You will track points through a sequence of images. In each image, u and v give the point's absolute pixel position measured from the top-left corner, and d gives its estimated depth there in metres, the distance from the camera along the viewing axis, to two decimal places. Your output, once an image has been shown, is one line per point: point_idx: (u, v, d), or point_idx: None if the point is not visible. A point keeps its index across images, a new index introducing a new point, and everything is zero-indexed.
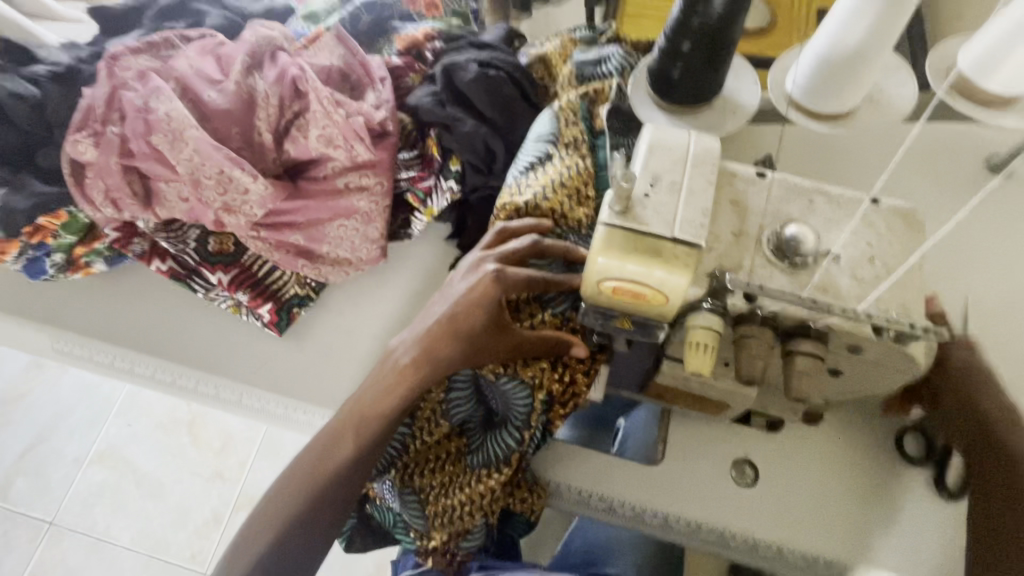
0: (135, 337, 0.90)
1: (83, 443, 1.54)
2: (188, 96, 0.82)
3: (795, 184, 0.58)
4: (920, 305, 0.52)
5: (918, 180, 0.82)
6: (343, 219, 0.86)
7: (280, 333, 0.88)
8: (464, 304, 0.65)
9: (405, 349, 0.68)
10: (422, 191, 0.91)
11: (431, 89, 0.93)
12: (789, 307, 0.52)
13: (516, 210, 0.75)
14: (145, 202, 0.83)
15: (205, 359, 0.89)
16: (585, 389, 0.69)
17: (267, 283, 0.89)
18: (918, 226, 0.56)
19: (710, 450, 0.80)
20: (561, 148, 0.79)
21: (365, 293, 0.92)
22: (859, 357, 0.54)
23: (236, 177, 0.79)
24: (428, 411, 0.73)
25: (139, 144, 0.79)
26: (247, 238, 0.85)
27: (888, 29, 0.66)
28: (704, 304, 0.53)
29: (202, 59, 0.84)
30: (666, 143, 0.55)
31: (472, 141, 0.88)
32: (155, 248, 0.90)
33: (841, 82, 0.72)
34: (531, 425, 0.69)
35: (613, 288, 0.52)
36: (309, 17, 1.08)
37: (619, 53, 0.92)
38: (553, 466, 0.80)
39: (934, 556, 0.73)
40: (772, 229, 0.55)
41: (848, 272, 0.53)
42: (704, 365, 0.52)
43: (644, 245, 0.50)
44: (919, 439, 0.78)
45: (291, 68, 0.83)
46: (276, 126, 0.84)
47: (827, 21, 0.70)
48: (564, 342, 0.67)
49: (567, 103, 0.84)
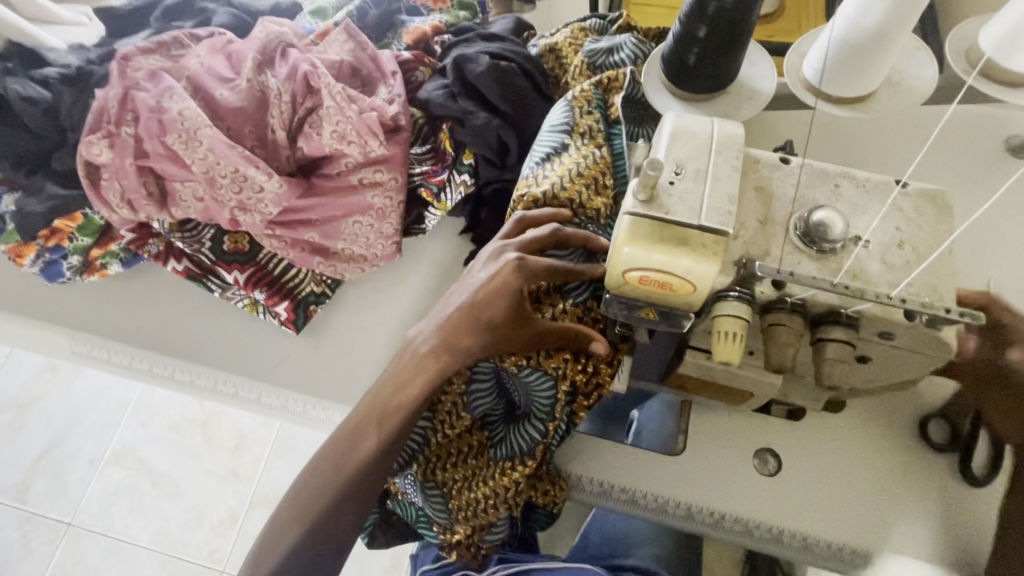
0: (153, 338, 0.91)
1: (98, 444, 1.55)
2: (201, 94, 0.81)
3: (820, 169, 0.57)
4: (952, 289, 0.51)
5: (940, 164, 0.81)
6: (358, 216, 0.86)
7: (297, 331, 0.88)
8: (484, 295, 0.64)
9: (425, 338, 0.67)
10: (435, 186, 0.90)
11: (442, 82, 0.92)
12: (818, 294, 0.51)
13: (534, 201, 0.74)
14: (160, 203, 0.83)
15: (223, 358, 0.89)
16: (609, 379, 0.69)
17: (283, 281, 0.89)
18: (946, 209, 0.55)
19: (733, 440, 0.80)
20: (575, 138, 0.79)
21: (381, 289, 0.92)
22: (889, 344, 0.53)
23: (251, 176, 0.79)
24: (448, 405, 0.73)
25: (153, 144, 0.78)
26: (263, 237, 0.85)
27: (909, 10, 0.65)
28: (732, 292, 0.53)
29: (213, 58, 0.84)
30: (689, 130, 0.54)
31: (485, 134, 0.87)
32: (170, 249, 0.90)
33: (863, 66, 0.70)
34: (555, 417, 0.69)
35: (639, 277, 0.52)
36: (316, 13, 1.08)
37: (632, 41, 0.90)
38: (575, 459, 0.80)
39: (962, 544, 0.72)
40: (799, 214, 0.54)
41: (878, 258, 0.52)
42: (733, 353, 0.52)
43: (670, 234, 0.50)
44: (945, 427, 0.77)
45: (303, 65, 0.82)
46: (289, 123, 0.83)
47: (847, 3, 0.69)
48: (584, 335, 0.66)
49: (581, 92, 0.83)
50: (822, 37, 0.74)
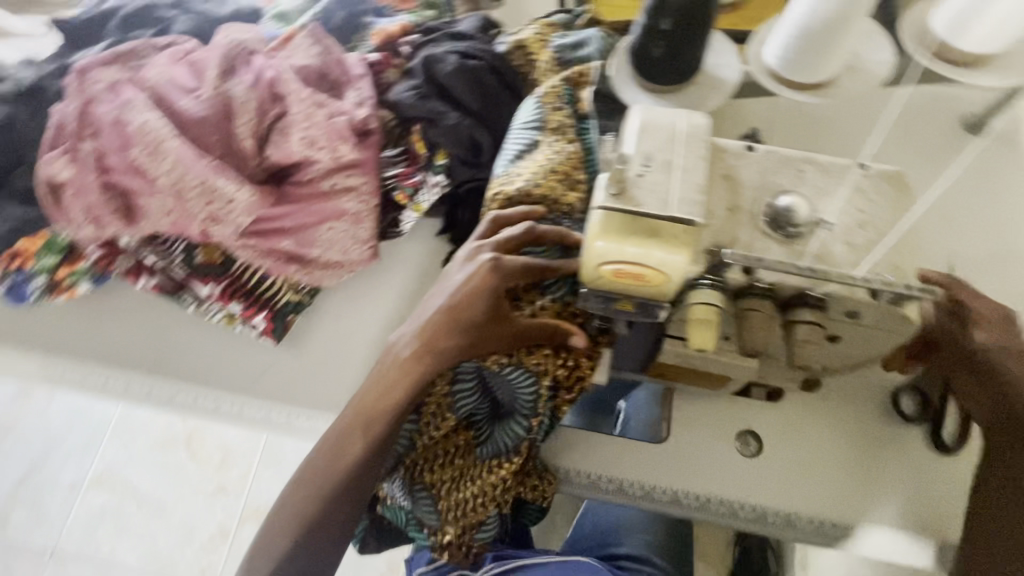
0: (128, 357, 0.89)
1: (80, 467, 1.52)
2: (163, 106, 0.79)
3: (784, 155, 0.58)
4: (913, 266, 0.53)
5: (900, 146, 0.85)
6: (333, 222, 0.85)
7: (276, 341, 0.87)
8: (462, 296, 0.66)
9: (405, 342, 0.68)
10: (409, 188, 0.89)
11: (412, 83, 0.91)
12: (786, 278, 0.52)
13: (508, 199, 0.75)
14: (126, 219, 0.79)
15: (203, 373, 0.88)
16: (590, 372, 0.69)
17: (260, 292, 0.87)
18: (905, 189, 0.57)
19: (715, 424, 0.81)
20: (547, 134, 0.79)
21: (359, 294, 0.91)
22: (856, 323, 0.55)
23: (220, 186, 0.79)
24: (433, 406, 0.73)
25: (116, 158, 0.77)
26: (236, 248, 0.83)
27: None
28: (704, 280, 0.54)
29: (174, 67, 0.82)
30: (656, 123, 0.55)
31: (457, 133, 0.88)
32: (141, 265, 0.88)
33: (825, 48, 0.72)
34: (539, 412, 0.69)
35: (613, 271, 0.53)
36: (280, 17, 1.06)
37: (598, 36, 0.91)
38: (562, 453, 0.81)
39: (926, 509, 0.76)
40: (765, 201, 0.55)
41: (842, 239, 0.54)
42: (706, 341, 0.53)
43: (641, 226, 0.51)
44: (916, 398, 0.79)
45: (268, 72, 0.83)
46: (257, 131, 0.82)
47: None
48: (563, 330, 0.67)
49: (550, 88, 0.84)
50: (782, 24, 0.75)
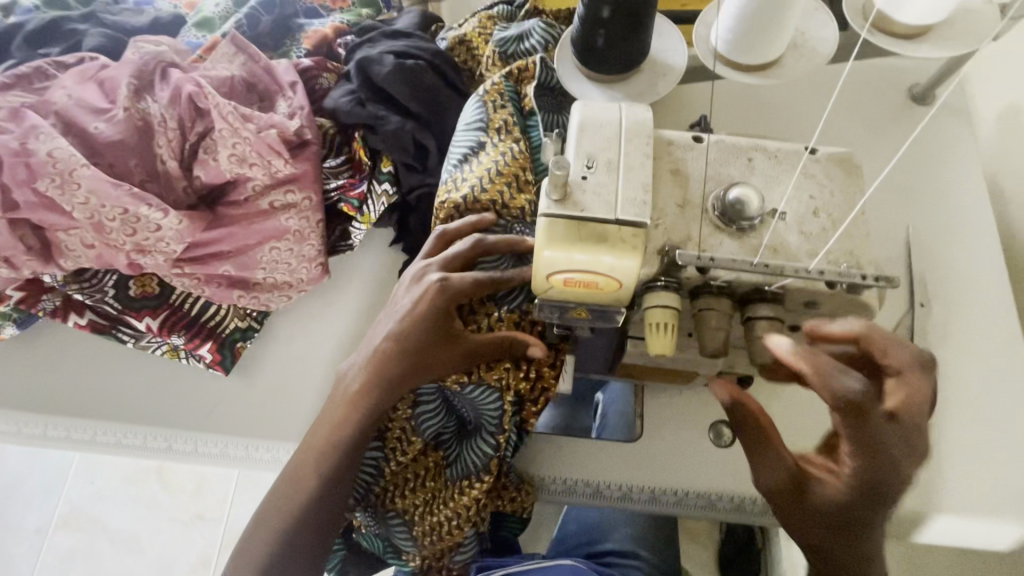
0: (65, 402, 0.82)
1: (43, 511, 1.44)
2: (73, 131, 0.73)
3: (732, 143, 0.56)
4: (868, 251, 0.51)
5: (851, 123, 0.86)
6: (274, 241, 0.80)
7: (226, 372, 0.82)
8: (409, 321, 0.61)
9: (354, 376, 0.63)
10: (355, 199, 0.85)
11: (348, 88, 0.87)
12: (743, 276, 0.50)
13: (455, 207, 0.71)
14: (44, 256, 0.73)
15: (148, 413, 0.82)
16: (553, 382, 0.68)
17: (203, 320, 0.83)
18: (855, 171, 0.55)
19: (688, 418, 0.80)
20: (492, 134, 0.76)
21: (314, 315, 0.87)
22: (816, 313, 0.54)
23: (144, 215, 0.71)
24: (397, 430, 0.69)
25: (23, 193, 0.69)
26: (172, 276, 0.78)
27: None
28: (658, 282, 0.51)
29: (82, 87, 0.75)
30: (597, 120, 0.52)
31: (399, 138, 0.83)
32: (69, 303, 0.82)
33: (769, 29, 0.71)
34: (505, 428, 0.67)
35: (563, 280, 0.50)
36: (202, 25, 0.99)
37: (540, 26, 0.87)
38: (537, 461, 0.79)
39: None
40: (715, 195, 0.53)
41: (796, 228, 0.52)
42: (666, 345, 0.51)
43: (588, 232, 0.48)
44: None
45: (187, 85, 0.75)
46: (181, 152, 0.76)
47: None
48: (520, 341, 0.64)
49: (492, 86, 0.79)
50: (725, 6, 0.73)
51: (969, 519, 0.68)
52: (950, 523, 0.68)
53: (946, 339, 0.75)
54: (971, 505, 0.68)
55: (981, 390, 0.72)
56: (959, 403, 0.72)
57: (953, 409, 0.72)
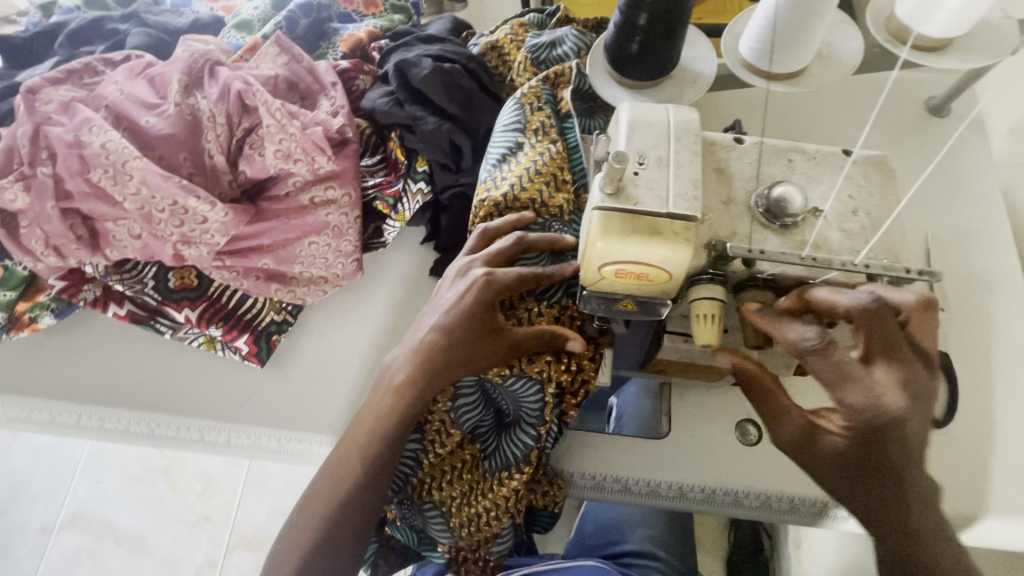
0: (102, 391, 0.83)
1: (49, 510, 1.43)
2: (124, 124, 0.74)
3: (773, 145, 0.59)
4: (907, 250, 0.53)
5: (871, 132, 0.89)
6: (313, 236, 0.82)
7: (261, 364, 0.83)
8: (455, 315, 0.63)
9: (400, 366, 0.65)
10: (391, 197, 0.87)
11: (386, 90, 0.89)
12: (787, 269, 0.52)
13: (495, 205, 0.72)
14: (92, 245, 0.75)
15: (184, 402, 0.83)
16: (594, 374, 0.69)
17: (240, 314, 0.84)
18: (891, 173, 0.57)
19: (714, 415, 0.81)
20: (529, 135, 0.77)
21: (347, 310, 0.88)
22: None
23: (192, 207, 0.73)
24: (437, 422, 0.71)
25: (76, 183, 0.71)
26: (212, 269, 0.80)
27: None
28: (705, 275, 0.54)
29: (133, 83, 0.77)
30: (646, 120, 0.55)
31: (436, 138, 0.85)
32: (109, 293, 0.84)
33: (798, 41, 0.74)
34: (546, 420, 0.67)
35: (615, 271, 0.52)
36: (242, 27, 1.01)
37: (573, 33, 0.91)
38: (568, 456, 0.80)
39: None
40: (759, 193, 0.55)
41: (837, 226, 0.54)
42: (713, 335, 0.53)
43: (642, 224, 0.50)
44: None
45: (235, 83, 0.77)
46: (227, 146, 0.78)
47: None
48: (560, 334, 0.65)
49: (529, 89, 0.81)
50: (755, 17, 0.77)
51: (1001, 518, 0.69)
52: (989, 524, 0.69)
53: (970, 340, 0.77)
54: (1001, 504, 0.70)
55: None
56: (980, 402, 0.74)
57: (979, 408, 0.74)
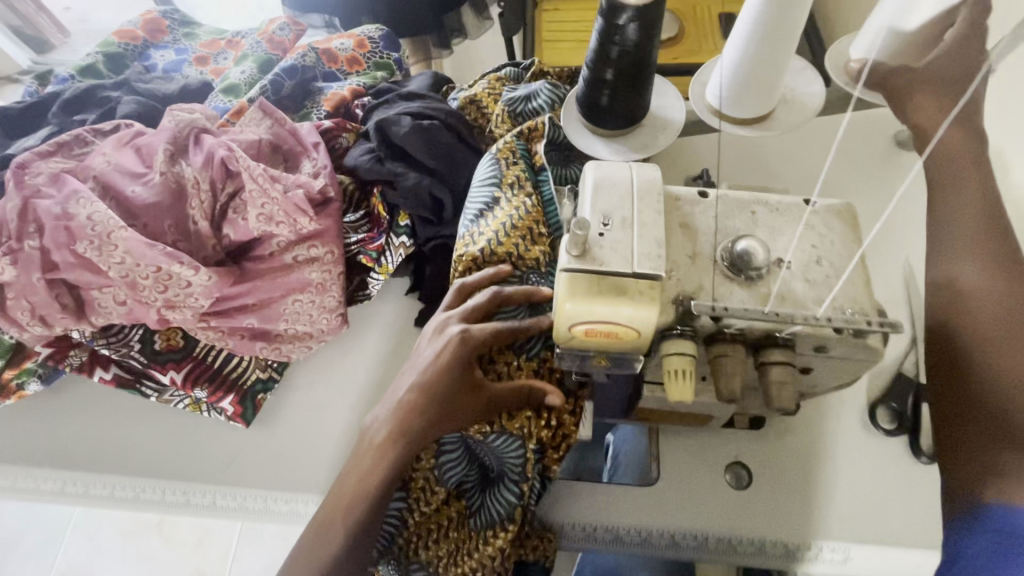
0: (87, 456, 0.83)
1: (39, 571, 1.40)
2: (111, 195, 0.77)
3: (735, 198, 0.60)
4: (872, 299, 0.54)
5: (840, 169, 0.92)
6: (297, 293, 0.83)
7: (247, 423, 0.83)
8: (433, 374, 0.63)
9: (380, 426, 0.65)
10: (374, 251, 0.89)
11: (368, 147, 0.92)
12: (753, 322, 0.53)
13: (473, 261, 0.74)
14: (78, 313, 0.76)
15: (170, 465, 0.83)
16: (575, 428, 0.68)
17: (226, 373, 0.85)
18: (852, 221, 0.59)
19: (702, 458, 0.81)
20: (505, 189, 0.79)
21: (333, 365, 0.89)
22: (825, 355, 0.56)
23: (176, 272, 0.74)
24: (421, 480, 0.71)
25: (62, 254, 0.72)
26: (198, 329, 0.81)
27: (786, 39, 0.71)
28: (675, 329, 0.54)
29: (120, 153, 0.80)
30: (610, 180, 0.56)
31: (417, 194, 0.88)
32: (95, 357, 0.85)
33: (759, 86, 0.77)
34: (528, 476, 0.66)
35: (584, 330, 0.53)
36: (229, 90, 1.04)
37: (547, 87, 0.94)
38: (556, 506, 0.80)
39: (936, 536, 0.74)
40: (723, 246, 0.57)
41: (801, 276, 0.55)
42: (686, 391, 0.53)
43: (609, 284, 0.51)
44: (890, 412, 0.80)
45: (219, 150, 0.79)
46: (211, 211, 0.79)
47: (744, 16, 0.72)
48: (538, 389, 0.65)
49: (505, 144, 0.83)
50: (719, 67, 0.80)
51: None
52: None
53: None
54: None
55: None
56: None
57: None
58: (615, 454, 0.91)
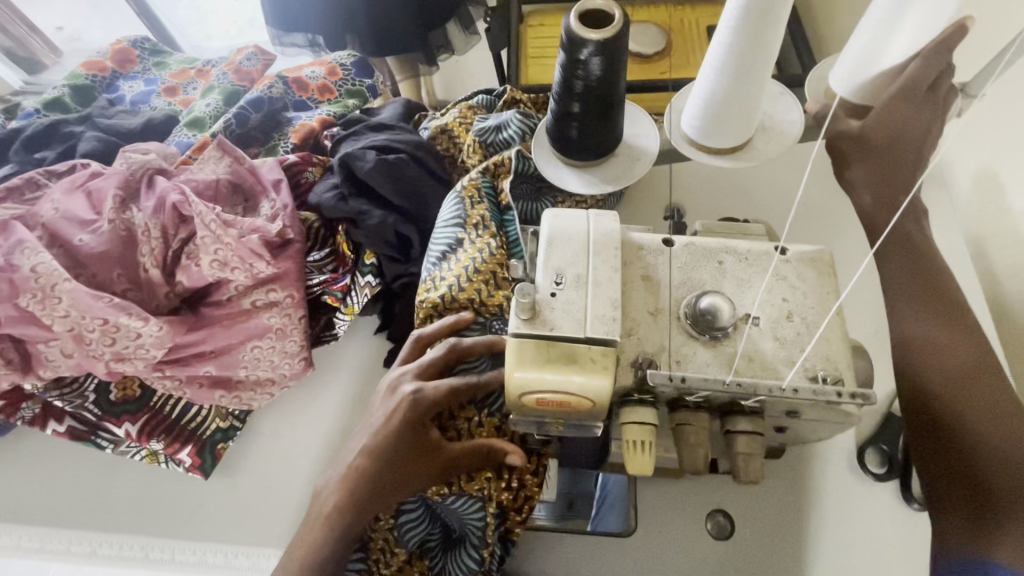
0: (41, 511, 0.80)
1: None
2: (58, 243, 0.74)
3: (703, 246, 0.56)
4: (846, 358, 0.51)
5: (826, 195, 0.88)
6: (256, 340, 0.80)
7: (206, 475, 0.80)
8: (383, 436, 0.60)
9: (330, 491, 0.61)
10: (339, 291, 0.86)
11: (332, 182, 0.89)
12: (716, 392, 0.49)
13: (433, 307, 0.71)
14: (25, 367, 0.74)
15: (127, 519, 0.79)
16: (537, 490, 0.65)
17: (184, 424, 0.82)
18: (827, 270, 0.55)
19: (683, 506, 0.76)
20: (469, 230, 0.76)
21: (297, 410, 0.85)
22: (799, 418, 0.52)
23: (125, 324, 0.71)
24: (380, 541, 0.67)
25: (4, 308, 0.70)
26: (153, 379, 0.78)
27: (769, 50, 0.58)
28: (634, 396, 0.51)
29: (70, 198, 0.77)
30: (565, 234, 0.53)
31: (382, 232, 0.84)
32: (48, 410, 0.82)
33: (745, 97, 0.61)
34: (489, 542, 0.64)
35: (536, 400, 0.49)
36: (194, 124, 1.02)
37: (517, 117, 0.90)
38: (528, 561, 0.75)
39: None
40: (687, 300, 0.53)
41: (770, 334, 0.52)
42: (644, 464, 0.50)
43: (558, 351, 0.48)
44: (880, 454, 0.74)
45: (171, 194, 0.76)
46: (164, 258, 0.77)
47: (726, 10, 0.58)
48: (499, 449, 0.61)
49: (469, 181, 0.80)
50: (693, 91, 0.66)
51: None
52: None
53: None
54: None
55: None
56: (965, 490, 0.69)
57: None
58: (603, 488, 0.80)
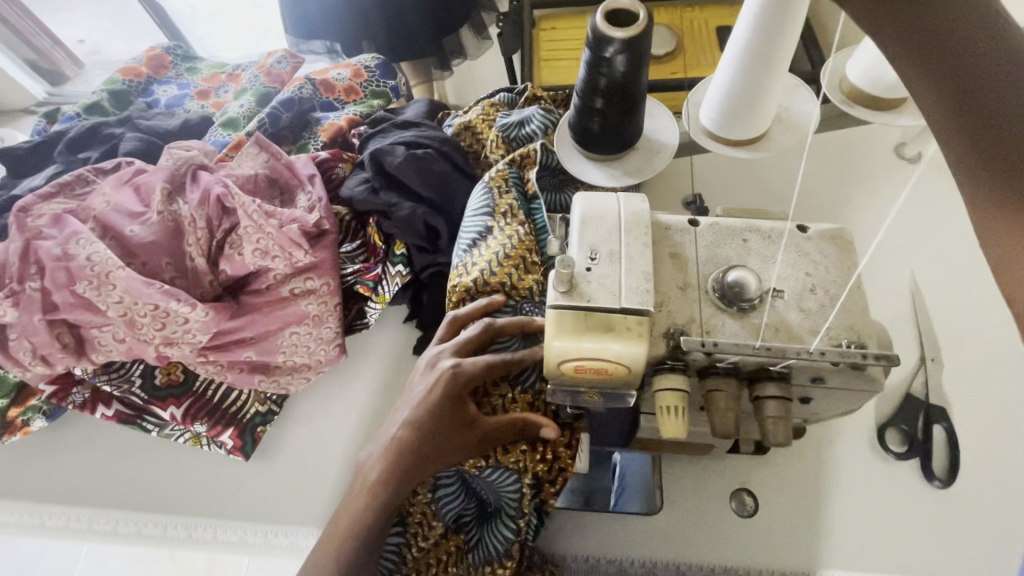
0: (90, 492, 0.84)
1: None
2: (110, 234, 0.78)
3: (727, 226, 0.59)
4: (869, 327, 0.53)
5: (841, 184, 0.91)
6: (294, 326, 0.83)
7: (246, 457, 0.83)
8: (424, 410, 0.63)
9: (373, 464, 0.64)
10: (371, 280, 0.89)
11: (363, 177, 0.93)
12: (745, 357, 0.52)
13: (466, 291, 0.74)
14: (79, 352, 0.78)
15: (171, 499, 0.83)
16: (571, 462, 0.68)
17: (225, 407, 0.85)
18: (848, 246, 0.57)
19: (708, 484, 0.78)
20: (498, 218, 0.79)
21: (331, 395, 0.89)
22: (824, 386, 0.54)
23: (174, 309, 0.75)
24: (418, 514, 0.70)
25: (61, 295, 0.74)
26: (197, 364, 0.81)
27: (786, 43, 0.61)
28: (666, 364, 0.54)
29: (119, 193, 0.81)
30: (597, 213, 0.56)
31: (411, 223, 0.87)
32: (97, 395, 0.86)
33: (762, 85, 0.64)
34: (525, 512, 0.68)
35: (574, 367, 0.52)
36: (228, 124, 1.07)
37: (539, 113, 0.93)
38: (557, 539, 0.77)
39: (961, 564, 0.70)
40: (715, 275, 0.56)
41: (795, 306, 0.54)
42: (678, 428, 0.52)
43: (596, 321, 0.50)
44: (901, 434, 0.75)
45: (215, 187, 0.80)
46: (208, 248, 0.81)
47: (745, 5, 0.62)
48: (533, 422, 0.64)
49: (497, 172, 0.84)
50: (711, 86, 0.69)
51: None
52: None
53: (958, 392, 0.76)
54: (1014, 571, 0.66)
55: (985, 448, 0.74)
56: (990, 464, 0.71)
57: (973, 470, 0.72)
58: (620, 476, 0.79)
